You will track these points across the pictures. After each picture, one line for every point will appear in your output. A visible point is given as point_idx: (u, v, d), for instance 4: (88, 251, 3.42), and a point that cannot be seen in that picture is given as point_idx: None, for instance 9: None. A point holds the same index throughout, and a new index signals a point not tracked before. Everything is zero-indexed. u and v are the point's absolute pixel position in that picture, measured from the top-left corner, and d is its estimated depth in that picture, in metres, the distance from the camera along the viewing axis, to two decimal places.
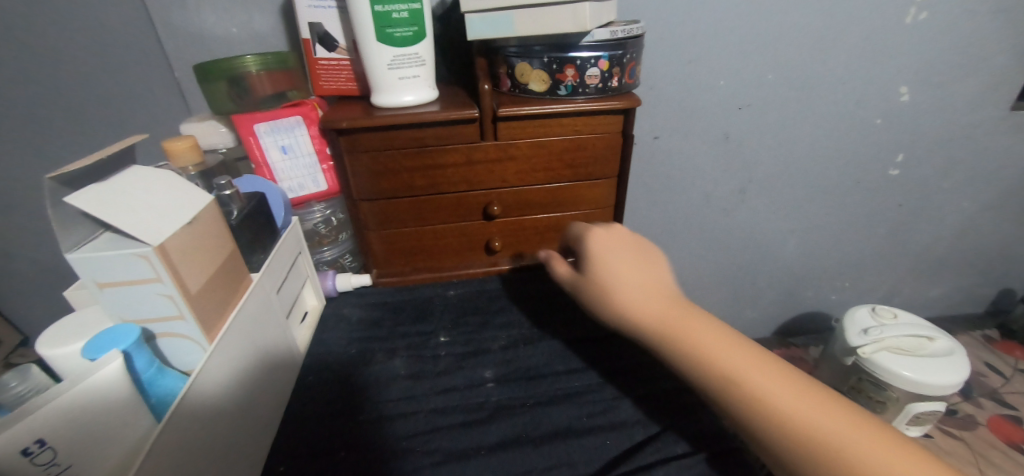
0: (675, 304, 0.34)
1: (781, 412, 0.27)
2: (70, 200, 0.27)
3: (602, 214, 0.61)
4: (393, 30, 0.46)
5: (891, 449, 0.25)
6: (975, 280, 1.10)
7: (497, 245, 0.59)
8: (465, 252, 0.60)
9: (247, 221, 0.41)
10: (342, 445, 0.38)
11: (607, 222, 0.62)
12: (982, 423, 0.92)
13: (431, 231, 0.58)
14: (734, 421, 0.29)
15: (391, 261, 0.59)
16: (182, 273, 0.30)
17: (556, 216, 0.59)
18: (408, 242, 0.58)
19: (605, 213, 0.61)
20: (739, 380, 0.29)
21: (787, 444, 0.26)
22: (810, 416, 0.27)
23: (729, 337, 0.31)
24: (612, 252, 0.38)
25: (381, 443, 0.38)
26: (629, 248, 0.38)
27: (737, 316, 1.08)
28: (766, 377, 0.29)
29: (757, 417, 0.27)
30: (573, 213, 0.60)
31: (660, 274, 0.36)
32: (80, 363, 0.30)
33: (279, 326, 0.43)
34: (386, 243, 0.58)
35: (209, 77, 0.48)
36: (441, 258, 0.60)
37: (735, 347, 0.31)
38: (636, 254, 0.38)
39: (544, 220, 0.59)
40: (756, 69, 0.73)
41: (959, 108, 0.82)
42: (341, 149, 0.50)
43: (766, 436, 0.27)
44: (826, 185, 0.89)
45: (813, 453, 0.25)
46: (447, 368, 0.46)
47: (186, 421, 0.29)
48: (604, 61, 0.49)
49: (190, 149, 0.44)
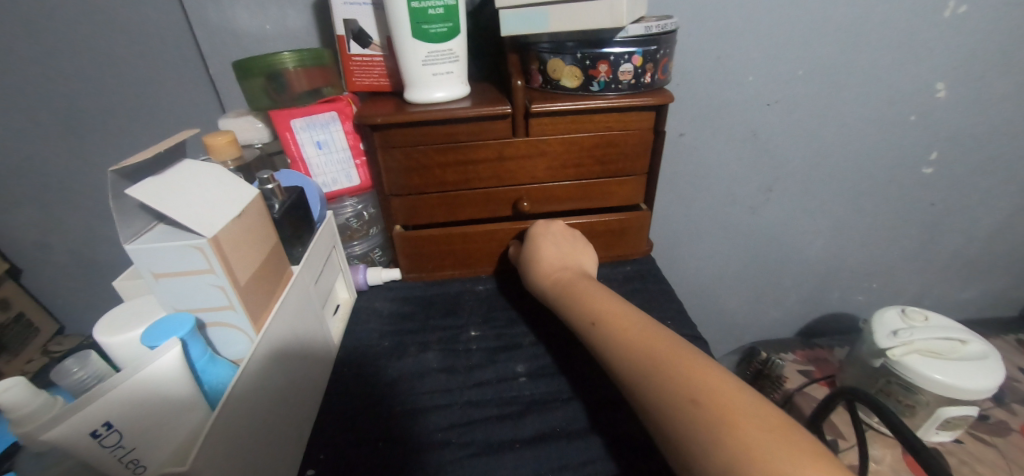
0: (577, 276, 0.48)
1: (632, 342, 0.38)
2: (131, 192, 0.28)
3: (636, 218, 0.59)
4: (428, 26, 0.47)
5: (698, 365, 0.34)
6: (1009, 282, 1.07)
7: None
8: (496, 257, 0.59)
9: (288, 215, 0.41)
10: (372, 437, 0.39)
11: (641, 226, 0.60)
12: (1015, 430, 0.89)
13: (463, 236, 0.57)
14: (600, 347, 0.40)
15: (420, 263, 0.58)
16: (233, 266, 0.31)
17: (590, 220, 0.58)
18: (439, 246, 0.57)
19: (640, 220, 0.59)
20: (609, 322, 0.41)
21: (631, 360, 0.36)
22: (650, 341, 0.37)
23: (613, 301, 0.43)
24: (548, 240, 0.53)
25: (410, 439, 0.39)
26: (562, 235, 0.54)
27: (760, 315, 1.07)
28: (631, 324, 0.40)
29: (615, 342, 0.39)
30: (607, 220, 0.58)
31: (579, 259, 0.52)
32: (138, 350, 0.31)
33: (317, 318, 0.44)
34: (416, 247, 0.57)
35: (248, 74, 0.49)
36: (472, 263, 0.59)
37: (616, 308, 0.42)
38: (564, 240, 0.53)
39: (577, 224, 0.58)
40: (787, 65, 0.71)
41: (999, 104, 0.79)
42: (375, 145, 0.51)
43: (617, 353, 0.38)
44: (856, 183, 0.87)
45: (645, 363, 0.35)
46: (479, 361, 0.47)
47: (237, 408, 0.30)
48: (638, 57, 0.49)
49: (230, 144, 0.45)
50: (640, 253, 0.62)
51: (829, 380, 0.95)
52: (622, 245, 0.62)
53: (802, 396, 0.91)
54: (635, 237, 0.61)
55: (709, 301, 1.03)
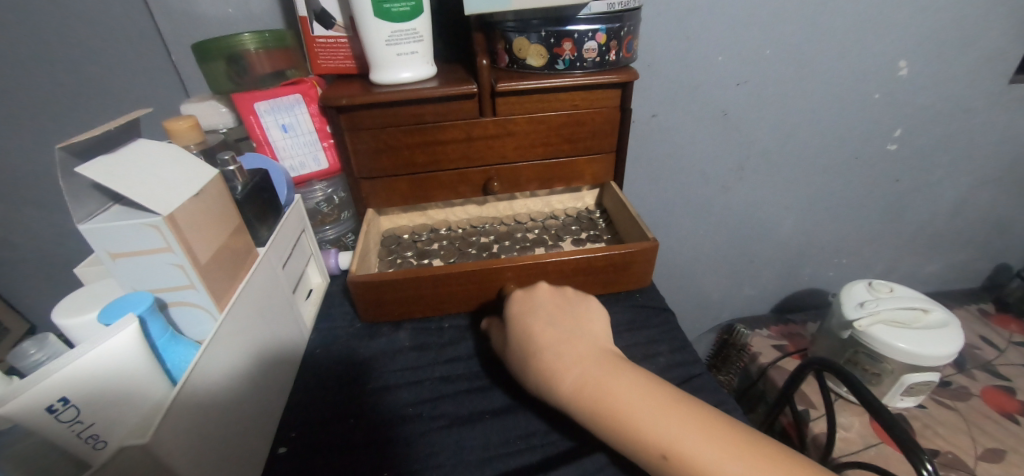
0: (600, 370, 0.36)
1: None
2: (82, 170, 0.27)
3: (642, 253, 0.48)
4: (389, 5, 0.46)
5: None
6: (971, 255, 1.11)
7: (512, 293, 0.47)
8: (479, 300, 0.49)
9: (251, 197, 0.41)
10: (340, 429, 0.38)
11: (648, 261, 0.49)
12: (976, 394, 0.93)
13: (433, 279, 0.46)
14: None
15: (379, 309, 0.47)
16: (192, 244, 0.31)
17: (588, 255, 0.47)
18: (402, 291, 0.46)
19: (648, 253, 0.48)
20: (695, 451, 0.30)
21: None
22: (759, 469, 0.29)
23: (662, 404, 0.33)
24: (542, 320, 0.41)
25: (388, 445, 0.37)
26: (555, 310, 0.42)
27: (737, 293, 1.09)
28: (717, 450, 0.30)
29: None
30: (607, 253, 0.48)
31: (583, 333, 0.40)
32: (97, 330, 0.31)
33: (287, 301, 0.44)
34: (371, 291, 0.45)
35: (208, 56, 0.48)
36: (445, 307, 0.49)
37: (670, 411, 0.32)
38: (560, 316, 0.41)
39: (570, 261, 0.47)
40: (756, 44, 0.73)
41: (958, 80, 0.81)
42: (341, 128, 0.50)
43: None
44: (825, 161, 0.89)
45: None
46: (451, 338, 0.47)
47: (199, 390, 0.30)
48: (602, 35, 0.49)
49: (192, 129, 0.44)
50: (645, 284, 0.52)
51: (801, 353, 0.99)
52: (623, 281, 0.50)
53: (777, 370, 0.95)
54: (642, 270, 0.50)
55: (687, 281, 1.05)
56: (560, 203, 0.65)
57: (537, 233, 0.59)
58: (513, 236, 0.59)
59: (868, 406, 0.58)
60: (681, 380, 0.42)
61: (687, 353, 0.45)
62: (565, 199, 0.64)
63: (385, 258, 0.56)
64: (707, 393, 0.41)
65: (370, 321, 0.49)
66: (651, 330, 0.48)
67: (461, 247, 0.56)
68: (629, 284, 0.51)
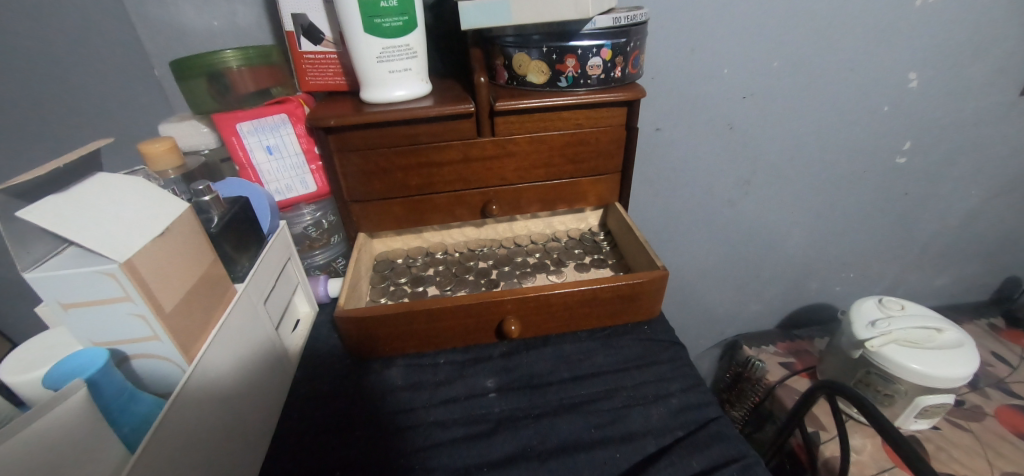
0: None
1: None
2: (22, 215, 0.25)
3: (653, 283, 0.45)
4: (381, 20, 0.43)
5: None
6: (981, 267, 1.08)
7: (513, 328, 0.44)
8: (476, 334, 0.46)
9: (229, 229, 0.38)
10: None
11: (659, 290, 0.46)
12: (990, 414, 0.87)
13: (426, 313, 0.42)
14: None
15: (369, 344, 0.44)
16: (155, 292, 0.29)
17: (593, 286, 0.44)
18: (396, 326, 0.43)
19: (658, 283, 0.45)
20: None
21: None
22: None
23: None
24: None
25: None
26: None
27: (742, 308, 1.06)
28: None
29: None
30: (614, 284, 0.44)
31: None
32: (46, 390, 0.28)
33: (269, 339, 0.41)
34: (361, 327, 0.42)
35: (187, 74, 0.45)
36: (441, 342, 0.45)
37: None
38: None
39: (574, 293, 0.44)
40: (761, 57, 0.70)
41: (970, 91, 0.79)
42: (330, 149, 0.47)
43: None
44: (832, 175, 0.86)
45: None
46: (446, 377, 0.44)
47: (164, 457, 0.27)
48: (607, 50, 0.46)
49: (170, 152, 0.41)
50: (655, 314, 0.48)
51: (810, 371, 0.94)
52: (631, 312, 0.47)
53: (784, 389, 0.90)
54: (653, 299, 0.47)
55: (691, 298, 1.02)
56: (561, 224, 0.62)
57: (539, 257, 0.56)
58: (513, 261, 0.55)
59: (881, 430, 0.53)
60: (696, 425, 0.39)
61: (702, 393, 0.42)
62: (567, 220, 0.61)
63: (378, 285, 0.52)
64: (726, 441, 0.38)
65: (360, 357, 0.45)
66: (662, 366, 0.44)
67: (458, 274, 0.53)
68: (639, 314, 0.48)
